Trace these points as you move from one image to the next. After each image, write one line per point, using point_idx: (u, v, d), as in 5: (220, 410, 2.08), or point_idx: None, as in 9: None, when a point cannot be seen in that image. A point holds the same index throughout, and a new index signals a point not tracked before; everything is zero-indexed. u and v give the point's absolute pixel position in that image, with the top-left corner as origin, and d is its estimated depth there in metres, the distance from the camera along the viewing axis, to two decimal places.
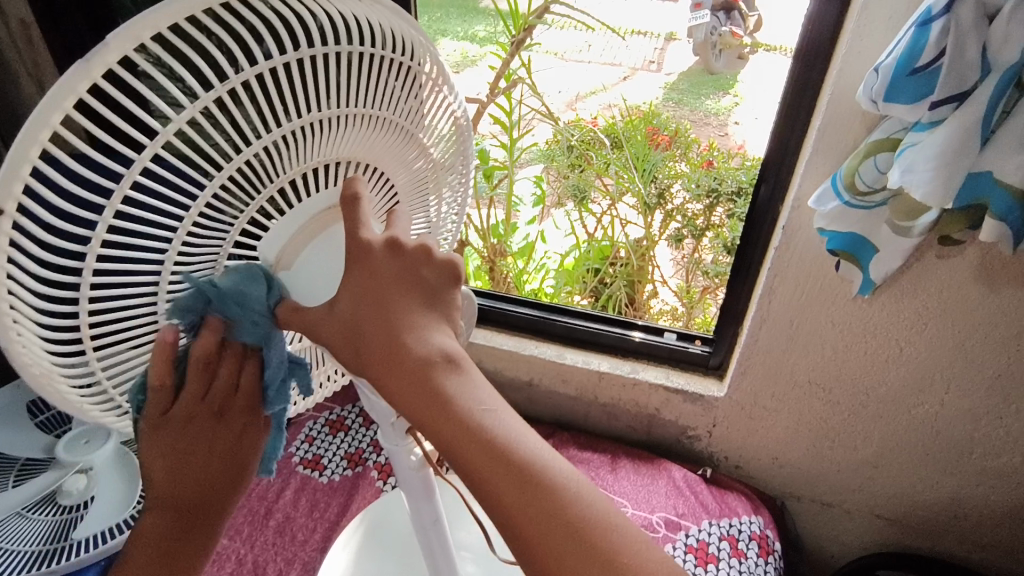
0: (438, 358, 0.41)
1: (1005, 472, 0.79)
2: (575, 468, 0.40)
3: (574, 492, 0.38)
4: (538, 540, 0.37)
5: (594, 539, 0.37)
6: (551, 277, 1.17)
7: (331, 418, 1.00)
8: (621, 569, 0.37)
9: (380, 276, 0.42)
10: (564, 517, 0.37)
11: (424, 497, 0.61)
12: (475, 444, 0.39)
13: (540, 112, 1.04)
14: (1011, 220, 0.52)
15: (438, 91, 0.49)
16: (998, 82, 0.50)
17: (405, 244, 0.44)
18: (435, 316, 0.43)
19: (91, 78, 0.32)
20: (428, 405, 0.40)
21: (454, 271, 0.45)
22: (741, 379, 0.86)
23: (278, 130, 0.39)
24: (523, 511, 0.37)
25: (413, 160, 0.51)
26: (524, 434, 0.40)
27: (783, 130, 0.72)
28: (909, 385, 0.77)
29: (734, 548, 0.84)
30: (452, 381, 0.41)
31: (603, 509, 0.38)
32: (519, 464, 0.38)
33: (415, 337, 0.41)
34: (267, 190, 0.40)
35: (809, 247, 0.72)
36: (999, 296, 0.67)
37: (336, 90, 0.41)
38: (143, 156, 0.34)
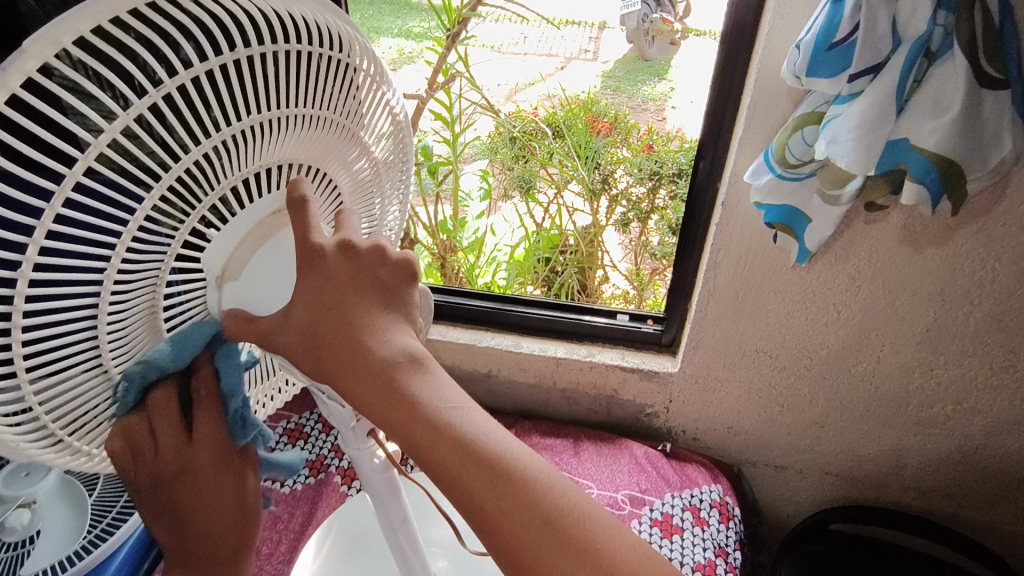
0: (401, 359, 0.41)
1: (939, 421, 0.84)
2: (544, 460, 0.41)
3: (544, 482, 0.39)
4: (512, 531, 0.38)
5: (566, 527, 0.38)
6: (503, 269, 1.17)
7: (289, 426, 0.98)
8: (595, 554, 0.37)
9: (336, 280, 0.43)
10: (536, 508, 0.38)
11: (390, 497, 0.61)
12: (443, 443, 0.39)
13: (480, 104, 1.04)
14: (928, 181, 0.55)
15: (378, 89, 0.49)
16: (908, 52, 0.52)
17: (359, 245, 0.44)
18: (394, 317, 0.44)
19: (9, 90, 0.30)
20: (394, 406, 0.40)
21: (411, 270, 0.46)
22: (693, 353, 0.88)
23: (216, 136, 0.37)
24: (496, 505, 0.38)
25: (354, 159, 0.50)
26: (491, 428, 0.41)
27: (716, 109, 0.74)
28: (848, 347, 0.81)
29: (697, 517, 0.86)
30: (416, 381, 0.41)
31: (573, 496, 0.39)
32: (488, 459, 0.39)
33: (378, 339, 0.42)
34: (208, 199, 0.39)
35: (748, 221, 0.75)
36: (922, 256, 0.72)
37: (274, 91, 0.40)
38: (76, 170, 0.32)
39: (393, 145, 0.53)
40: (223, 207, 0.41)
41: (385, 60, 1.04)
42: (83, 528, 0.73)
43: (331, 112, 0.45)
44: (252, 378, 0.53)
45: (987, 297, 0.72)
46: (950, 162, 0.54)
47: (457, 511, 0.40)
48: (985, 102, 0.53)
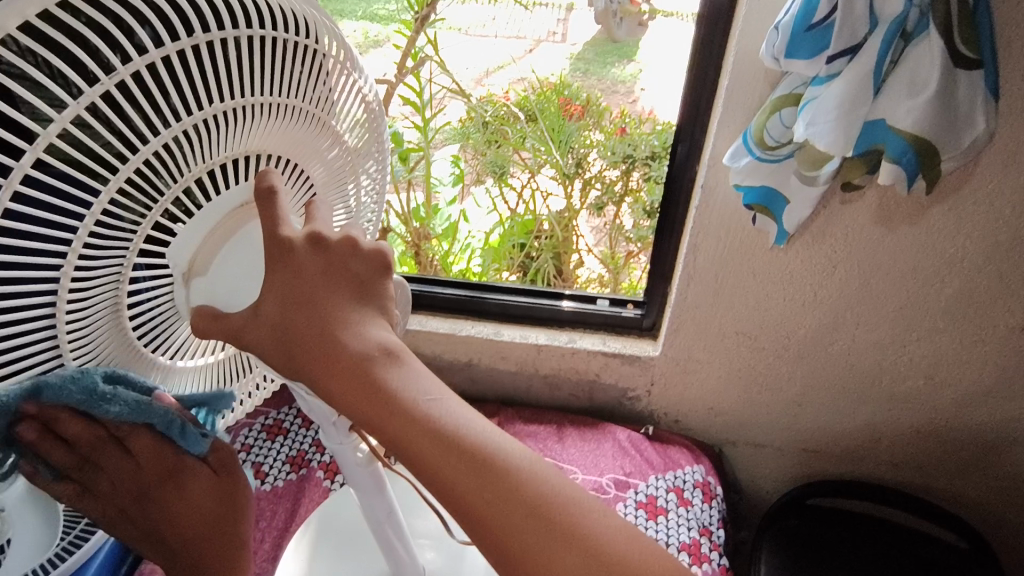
0: (375, 352, 0.40)
1: (912, 395, 0.86)
2: (527, 450, 0.40)
3: (527, 471, 0.38)
4: (498, 525, 0.37)
5: (553, 516, 0.37)
6: (477, 256, 1.15)
7: (268, 422, 0.96)
8: (581, 541, 0.37)
9: (305, 275, 0.41)
10: (521, 498, 0.37)
11: (375, 492, 0.60)
12: (423, 437, 0.38)
13: (450, 89, 1.02)
14: (904, 162, 0.56)
15: (348, 74, 0.47)
16: (886, 33, 0.53)
17: (329, 237, 0.42)
18: (368, 310, 0.42)
19: None
20: (369, 402, 0.39)
21: (382, 259, 0.43)
22: (673, 336, 0.89)
23: (177, 126, 0.35)
24: (479, 497, 0.37)
25: (328, 149, 0.48)
26: (472, 419, 0.40)
27: (693, 93, 0.74)
28: (825, 325, 0.82)
29: (680, 497, 0.88)
30: (392, 374, 0.40)
31: (560, 485, 0.39)
32: (471, 451, 0.38)
33: (350, 333, 0.40)
34: (173, 189, 0.37)
35: (726, 203, 0.75)
36: (896, 235, 0.73)
37: (238, 79, 0.38)
38: (24, 163, 0.31)
39: (369, 131, 0.52)
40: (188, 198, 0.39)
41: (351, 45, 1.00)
42: (57, 534, 0.71)
43: (299, 100, 0.43)
44: (227, 375, 0.51)
45: (957, 274, 0.74)
46: (926, 142, 0.55)
47: (442, 505, 0.39)
48: (960, 83, 0.53)
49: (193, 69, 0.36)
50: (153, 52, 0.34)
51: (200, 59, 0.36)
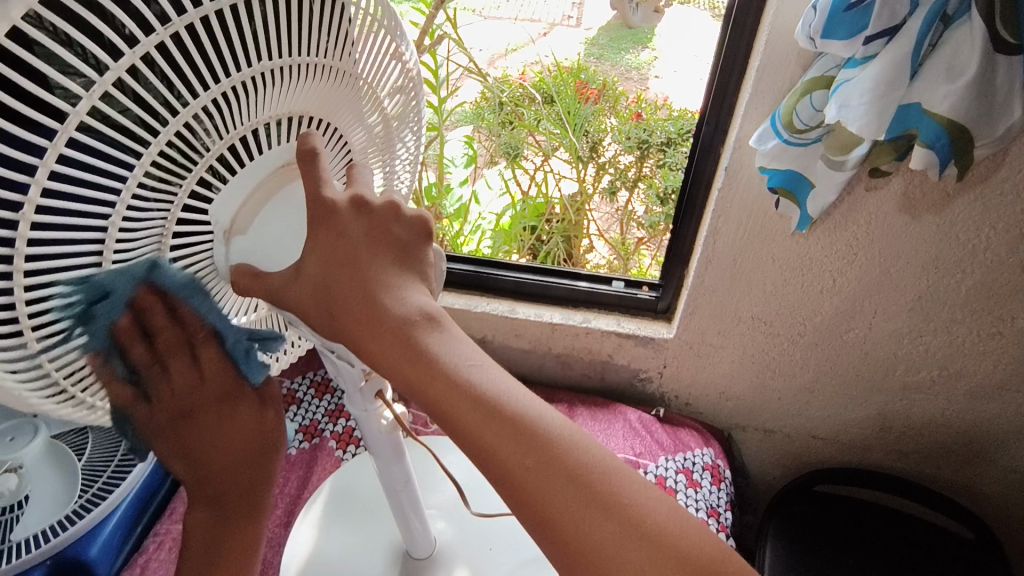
0: (416, 317, 0.40)
1: (924, 385, 0.86)
2: (565, 418, 0.41)
3: (566, 439, 0.39)
4: (537, 489, 0.38)
5: (591, 482, 0.38)
6: (488, 238, 1.15)
7: (282, 392, 0.97)
8: (620, 507, 0.38)
9: (348, 236, 0.42)
10: (561, 463, 0.38)
11: (393, 459, 0.61)
12: (464, 401, 0.39)
13: (467, 68, 1.02)
14: (938, 147, 0.56)
15: (383, 32, 0.45)
16: (926, 14, 0.52)
17: (372, 201, 0.43)
18: (408, 275, 0.43)
19: (9, 21, 0.27)
20: (411, 365, 0.39)
21: (425, 227, 0.44)
22: (689, 320, 0.89)
23: (226, 82, 0.36)
24: (520, 461, 0.38)
25: (367, 113, 0.49)
26: (511, 387, 0.40)
27: (721, 73, 0.74)
28: (842, 313, 0.83)
29: (689, 479, 0.88)
30: (434, 338, 0.40)
31: (597, 452, 0.39)
32: (512, 416, 0.39)
33: (393, 297, 0.41)
34: (214, 150, 0.37)
35: (750, 185, 0.75)
36: (919, 223, 0.73)
37: (282, 38, 0.38)
38: (80, 109, 0.30)
39: (406, 104, 0.51)
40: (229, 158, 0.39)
41: None
42: (77, 490, 0.72)
43: (337, 61, 0.43)
44: None
45: (979, 265, 0.74)
46: (961, 128, 0.55)
47: (479, 470, 0.40)
48: (999, 69, 0.53)
49: (234, 28, 0.35)
50: (194, 12, 0.33)
51: (239, 16, 0.35)
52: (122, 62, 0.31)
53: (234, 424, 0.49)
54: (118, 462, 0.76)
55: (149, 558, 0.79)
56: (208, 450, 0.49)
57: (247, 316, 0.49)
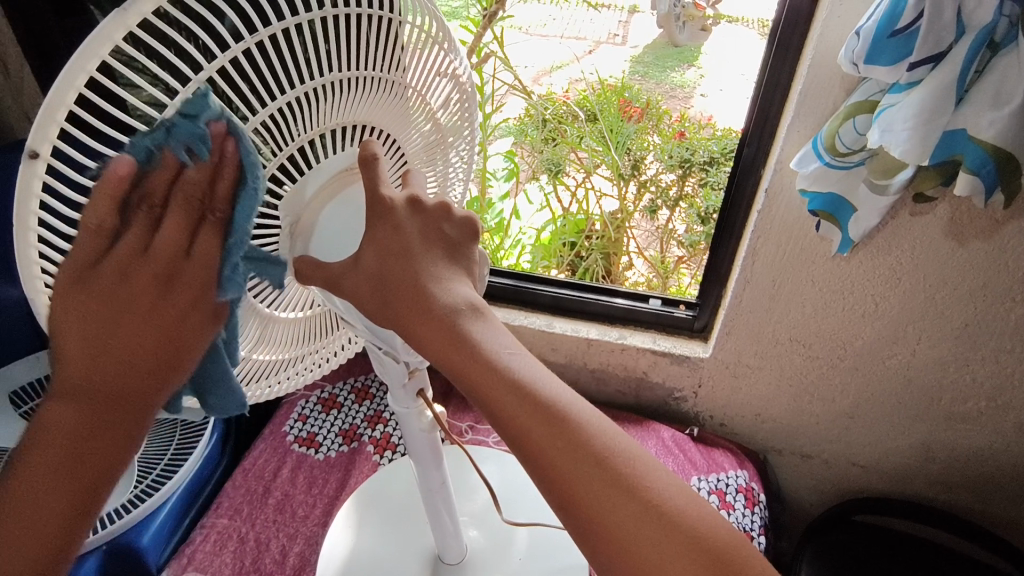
0: (462, 307, 0.43)
1: (971, 416, 0.84)
2: (594, 407, 0.43)
3: (597, 428, 0.41)
4: (567, 471, 0.40)
5: (618, 468, 0.40)
6: (527, 251, 1.16)
7: (323, 395, 1.01)
8: (645, 494, 0.40)
9: (404, 230, 0.44)
10: (591, 450, 0.40)
11: (431, 463, 0.63)
12: (502, 385, 0.41)
13: (512, 86, 1.05)
14: (983, 174, 0.55)
15: (442, 49, 0.48)
16: (972, 42, 0.52)
17: (425, 202, 0.46)
18: (455, 269, 0.45)
19: (126, 27, 0.32)
20: (455, 350, 0.42)
21: (471, 228, 0.47)
22: (725, 340, 0.89)
23: (289, 94, 0.38)
24: (553, 446, 0.40)
25: (421, 123, 0.51)
26: (546, 376, 0.43)
27: (763, 96, 0.74)
28: (884, 338, 0.81)
29: (722, 500, 0.88)
30: (477, 327, 0.43)
31: (624, 442, 0.42)
32: (547, 403, 0.41)
33: (440, 287, 0.43)
34: (280, 157, 0.40)
35: (791, 208, 0.75)
36: (967, 249, 0.71)
37: (340, 54, 0.40)
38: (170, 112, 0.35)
39: (461, 110, 0.53)
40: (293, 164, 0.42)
41: None
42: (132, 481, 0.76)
43: (394, 74, 0.45)
44: (316, 332, 0.55)
45: None
46: (1006, 154, 0.54)
47: (511, 450, 0.42)
48: None
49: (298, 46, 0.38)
50: (260, 32, 0.36)
51: (303, 35, 0.38)
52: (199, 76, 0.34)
53: (155, 324, 0.37)
54: (167, 462, 0.80)
55: (196, 550, 0.80)
56: (117, 344, 0.37)
57: (303, 311, 0.52)
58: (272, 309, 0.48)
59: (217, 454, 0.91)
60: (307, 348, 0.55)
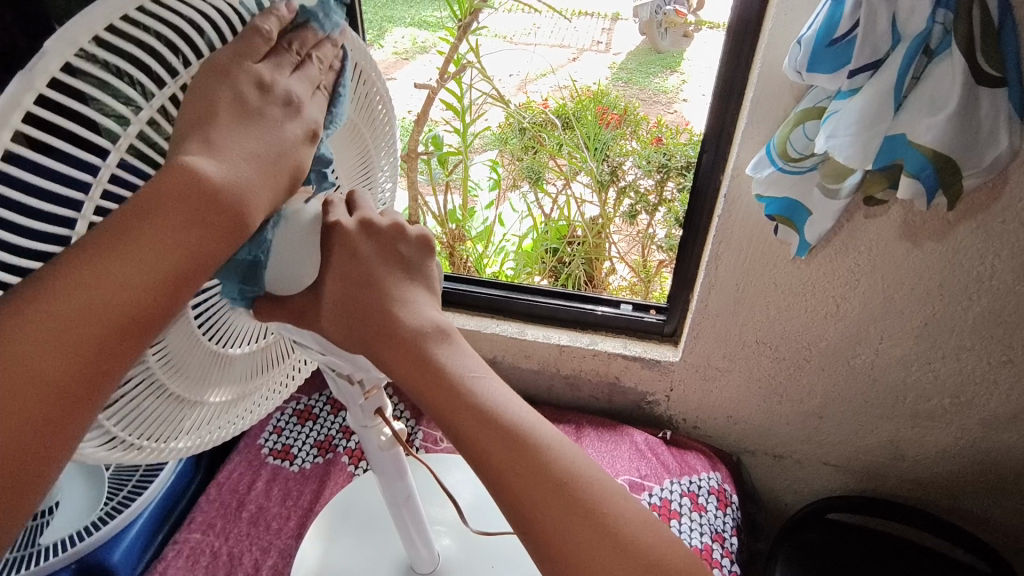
0: (429, 330, 0.45)
1: (936, 413, 0.85)
2: (556, 430, 0.44)
3: (555, 451, 0.42)
4: (525, 495, 0.41)
5: (574, 492, 0.41)
6: (510, 260, 1.18)
7: (299, 407, 1.02)
8: (599, 517, 0.41)
9: (362, 255, 0.45)
10: (547, 473, 0.41)
11: (395, 478, 0.63)
12: (465, 408, 0.43)
13: (491, 95, 1.03)
14: (924, 177, 0.57)
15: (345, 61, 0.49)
16: (907, 49, 0.54)
17: (378, 223, 0.47)
18: (417, 287, 0.47)
19: (35, 89, 0.30)
20: (421, 372, 0.44)
21: (427, 243, 0.48)
22: (693, 343, 0.90)
23: None
24: (511, 468, 0.41)
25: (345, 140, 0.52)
26: (508, 399, 0.44)
27: (720, 104, 0.76)
28: (846, 338, 0.82)
29: (694, 503, 0.88)
30: (442, 350, 0.45)
31: (582, 465, 0.43)
32: (508, 426, 0.42)
33: (405, 310, 0.45)
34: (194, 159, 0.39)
35: (749, 214, 0.76)
36: (922, 250, 0.72)
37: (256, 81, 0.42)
38: (110, 162, 0.34)
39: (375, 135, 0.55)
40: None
41: (398, 50, 1.04)
42: (102, 498, 0.76)
43: None
44: (271, 360, 0.57)
45: (985, 292, 0.73)
46: (946, 159, 0.56)
47: (475, 473, 0.43)
48: (982, 101, 0.54)
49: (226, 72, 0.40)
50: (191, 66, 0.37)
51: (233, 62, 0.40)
52: (142, 115, 0.35)
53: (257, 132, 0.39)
54: (139, 477, 0.80)
55: (168, 565, 0.80)
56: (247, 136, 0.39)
57: (256, 344, 0.53)
58: (224, 347, 0.49)
59: (191, 470, 0.92)
60: (266, 376, 0.57)
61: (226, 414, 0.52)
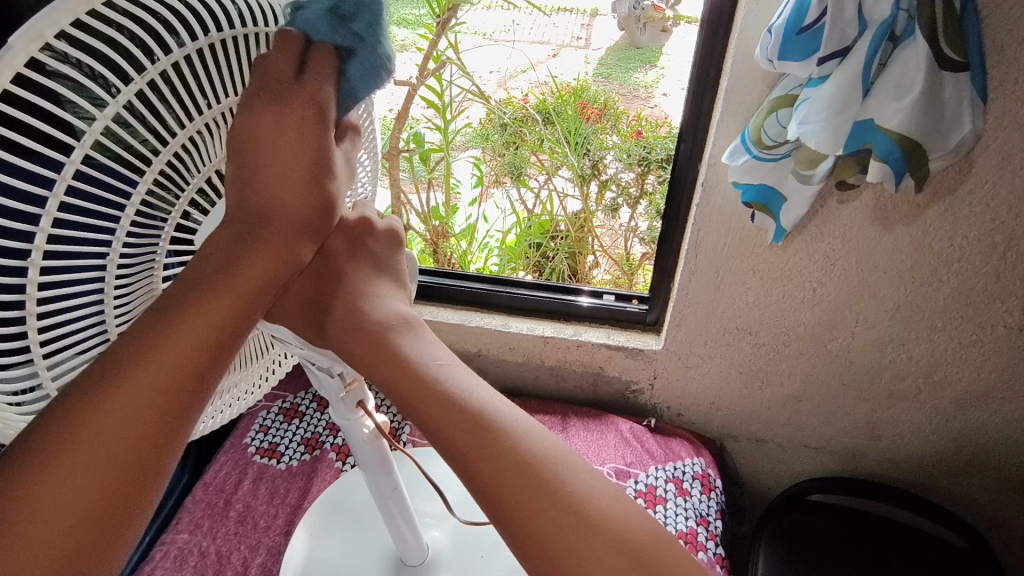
0: (393, 322, 0.48)
1: (910, 394, 0.87)
2: (522, 413, 0.46)
3: (521, 433, 0.44)
4: (492, 475, 0.42)
5: (539, 473, 0.42)
6: (495, 254, 1.20)
7: (285, 405, 1.02)
8: (565, 497, 0.42)
9: (329, 253, 0.49)
10: (512, 456, 0.42)
11: (381, 469, 0.64)
12: (427, 394, 0.44)
13: (471, 92, 1.04)
14: (892, 160, 0.58)
15: None
16: (874, 36, 0.55)
17: (347, 219, 0.51)
18: (386, 281, 0.51)
19: (1, 86, 0.30)
20: (386, 364, 0.46)
21: (396, 237, 0.54)
22: (675, 332, 0.92)
23: (194, 124, 0.40)
24: (475, 452, 0.43)
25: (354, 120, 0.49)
26: (473, 385, 0.46)
27: (696, 94, 0.77)
28: (822, 323, 0.84)
29: (679, 488, 0.90)
30: (407, 341, 0.47)
31: (548, 447, 0.44)
32: (471, 411, 0.44)
33: (372, 304, 0.48)
34: (171, 146, 0.39)
35: (726, 202, 0.78)
36: (893, 233, 0.74)
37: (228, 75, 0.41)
38: (76, 158, 0.33)
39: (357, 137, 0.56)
40: (174, 167, 0.40)
41: None
42: None
43: None
44: (254, 353, 0.57)
45: (955, 274, 0.75)
46: (913, 142, 0.57)
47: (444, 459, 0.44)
48: (946, 85, 0.56)
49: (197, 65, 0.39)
50: (165, 59, 0.36)
51: (207, 59, 0.39)
52: (108, 110, 0.34)
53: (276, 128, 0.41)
54: None
55: (156, 566, 0.80)
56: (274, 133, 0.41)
57: (240, 337, 0.53)
58: None
59: (176, 472, 0.92)
60: (250, 369, 0.57)
61: (211, 409, 0.53)
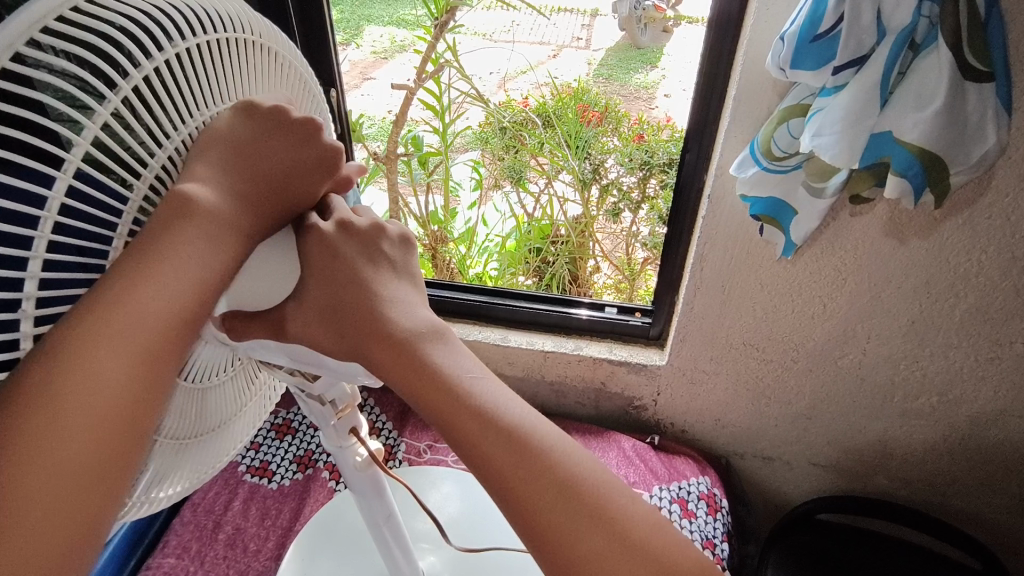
0: (423, 330, 0.44)
1: (924, 411, 0.84)
2: (558, 429, 0.43)
3: (560, 451, 0.41)
4: (527, 496, 0.39)
5: (580, 495, 0.40)
6: (494, 259, 1.16)
7: (277, 421, 0.99)
8: (606, 519, 0.39)
9: (340, 256, 0.44)
10: (552, 476, 0.40)
11: (373, 498, 0.61)
12: (462, 409, 0.41)
13: (470, 95, 1.00)
14: (910, 176, 0.55)
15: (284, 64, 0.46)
16: (893, 44, 0.52)
17: (356, 223, 0.46)
18: (403, 283, 0.47)
19: None
20: (418, 376, 0.42)
21: (407, 241, 0.50)
22: (680, 346, 0.88)
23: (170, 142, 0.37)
24: (514, 470, 0.40)
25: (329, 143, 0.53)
26: (509, 400, 0.43)
27: (702, 103, 0.74)
28: (833, 339, 0.81)
29: (684, 509, 0.86)
30: (438, 351, 0.44)
31: (586, 466, 0.41)
32: (507, 427, 0.41)
33: (398, 310, 0.44)
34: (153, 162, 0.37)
35: (732, 214, 0.75)
36: (907, 248, 0.71)
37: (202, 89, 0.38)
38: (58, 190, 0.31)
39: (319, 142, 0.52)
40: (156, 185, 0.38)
41: (377, 49, 0.99)
42: None
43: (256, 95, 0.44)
44: (245, 383, 0.54)
45: (973, 289, 0.72)
46: (933, 156, 0.54)
47: (477, 480, 0.42)
48: (969, 95, 0.52)
49: (169, 82, 0.36)
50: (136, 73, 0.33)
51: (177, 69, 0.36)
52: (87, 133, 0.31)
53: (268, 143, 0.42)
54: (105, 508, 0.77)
55: None
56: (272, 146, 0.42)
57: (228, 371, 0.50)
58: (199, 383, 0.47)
59: None
60: (245, 401, 0.54)
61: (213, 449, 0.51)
